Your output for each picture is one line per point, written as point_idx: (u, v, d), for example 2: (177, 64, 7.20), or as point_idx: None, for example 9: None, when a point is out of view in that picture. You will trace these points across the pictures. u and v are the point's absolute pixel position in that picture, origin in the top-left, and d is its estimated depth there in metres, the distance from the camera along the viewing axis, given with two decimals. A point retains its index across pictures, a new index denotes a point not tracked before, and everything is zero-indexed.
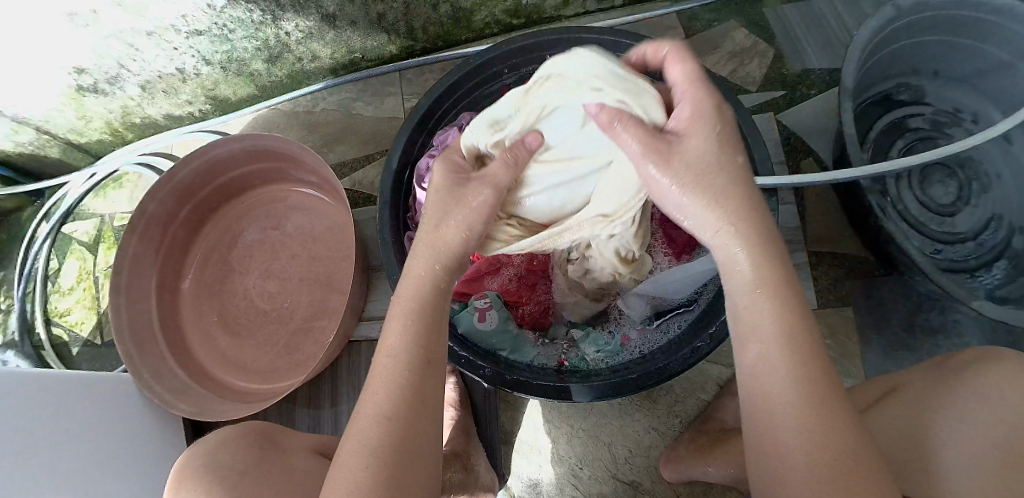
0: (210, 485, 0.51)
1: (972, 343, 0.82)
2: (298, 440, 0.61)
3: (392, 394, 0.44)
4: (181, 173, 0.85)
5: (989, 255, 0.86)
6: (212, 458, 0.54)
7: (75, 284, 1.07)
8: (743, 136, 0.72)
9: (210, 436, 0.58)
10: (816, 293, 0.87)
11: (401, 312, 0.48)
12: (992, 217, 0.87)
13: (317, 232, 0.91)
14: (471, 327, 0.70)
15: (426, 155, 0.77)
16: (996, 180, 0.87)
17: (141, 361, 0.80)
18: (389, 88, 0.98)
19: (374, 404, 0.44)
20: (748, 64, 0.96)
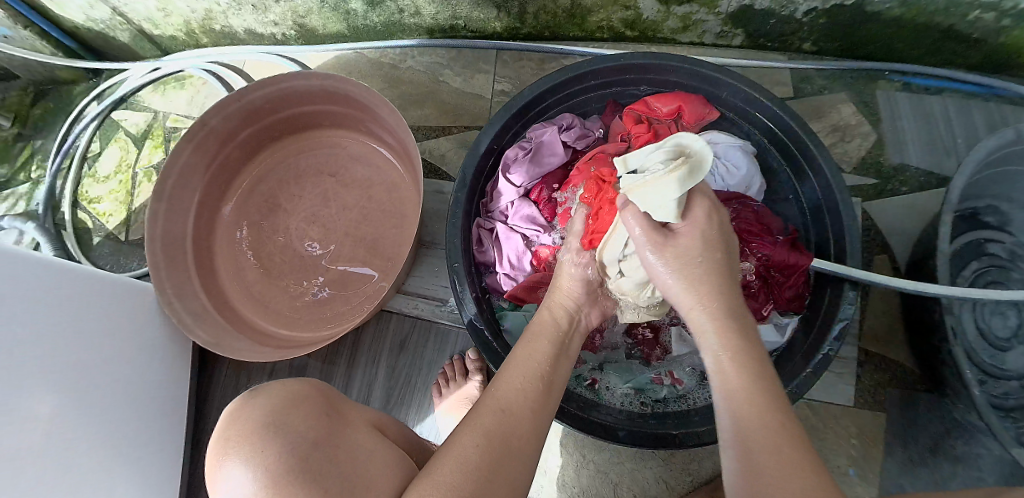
0: (276, 453, 0.41)
1: (993, 482, 0.78)
2: (362, 410, 0.54)
3: (511, 392, 0.46)
4: (250, 95, 0.82)
5: None
6: (280, 415, 0.43)
7: (113, 174, 1.03)
8: (839, 228, 0.70)
9: (277, 386, 0.47)
10: (854, 392, 0.84)
11: (541, 336, 0.54)
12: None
13: (373, 190, 0.88)
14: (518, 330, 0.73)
15: (518, 147, 0.75)
16: None
17: (167, 275, 0.77)
18: (481, 64, 0.94)
19: (495, 394, 0.46)
20: (848, 142, 0.93)
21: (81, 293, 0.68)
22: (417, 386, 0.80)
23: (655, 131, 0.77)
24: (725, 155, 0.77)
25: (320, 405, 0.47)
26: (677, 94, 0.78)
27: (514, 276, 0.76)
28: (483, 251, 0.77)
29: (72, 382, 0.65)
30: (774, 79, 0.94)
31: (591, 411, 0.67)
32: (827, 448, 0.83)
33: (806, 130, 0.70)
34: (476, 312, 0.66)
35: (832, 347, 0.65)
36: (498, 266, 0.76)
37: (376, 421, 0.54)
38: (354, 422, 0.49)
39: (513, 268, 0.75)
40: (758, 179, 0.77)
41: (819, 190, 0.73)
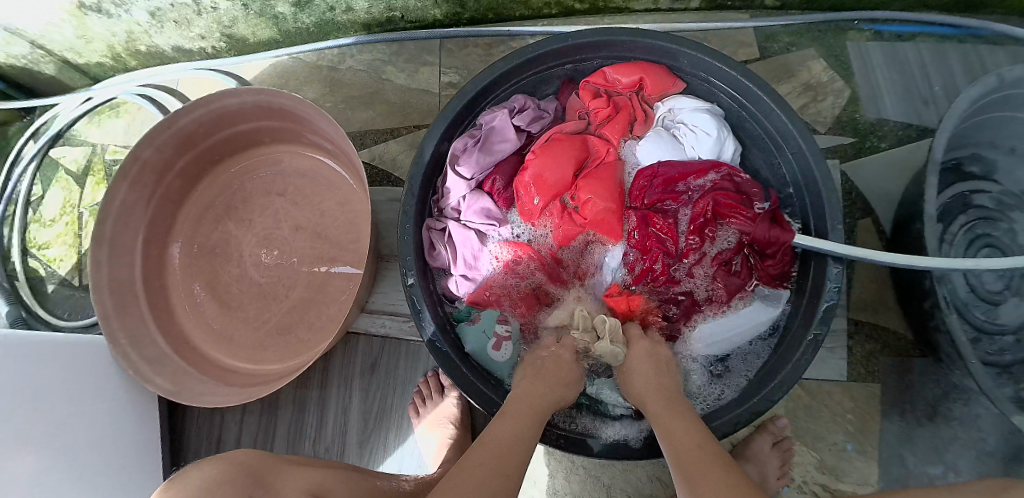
0: None
1: (993, 440, 0.76)
2: (299, 478, 0.51)
3: (493, 442, 0.47)
4: (180, 120, 0.76)
5: None
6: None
7: (59, 216, 0.98)
8: (816, 197, 0.66)
9: (194, 471, 0.45)
10: (847, 364, 0.81)
11: (525, 392, 0.55)
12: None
13: (326, 207, 0.83)
14: (481, 349, 0.67)
15: (466, 137, 0.70)
16: None
17: (119, 323, 0.73)
18: (424, 56, 0.88)
19: (482, 445, 0.47)
20: (821, 102, 0.87)
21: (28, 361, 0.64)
22: (393, 408, 0.77)
23: (617, 105, 0.76)
24: (689, 121, 0.71)
25: (241, 487, 0.45)
26: (636, 66, 0.73)
27: (471, 276, 0.71)
28: (434, 255, 0.72)
29: (38, 450, 0.62)
30: (737, 40, 0.89)
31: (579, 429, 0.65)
32: (823, 422, 0.81)
33: (774, 96, 0.65)
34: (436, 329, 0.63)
35: (820, 332, 0.61)
36: (454, 268, 0.72)
37: (316, 489, 0.50)
38: (287, 492, 0.48)
39: (472, 268, 0.71)
40: (729, 142, 0.71)
41: (791, 158, 0.68)
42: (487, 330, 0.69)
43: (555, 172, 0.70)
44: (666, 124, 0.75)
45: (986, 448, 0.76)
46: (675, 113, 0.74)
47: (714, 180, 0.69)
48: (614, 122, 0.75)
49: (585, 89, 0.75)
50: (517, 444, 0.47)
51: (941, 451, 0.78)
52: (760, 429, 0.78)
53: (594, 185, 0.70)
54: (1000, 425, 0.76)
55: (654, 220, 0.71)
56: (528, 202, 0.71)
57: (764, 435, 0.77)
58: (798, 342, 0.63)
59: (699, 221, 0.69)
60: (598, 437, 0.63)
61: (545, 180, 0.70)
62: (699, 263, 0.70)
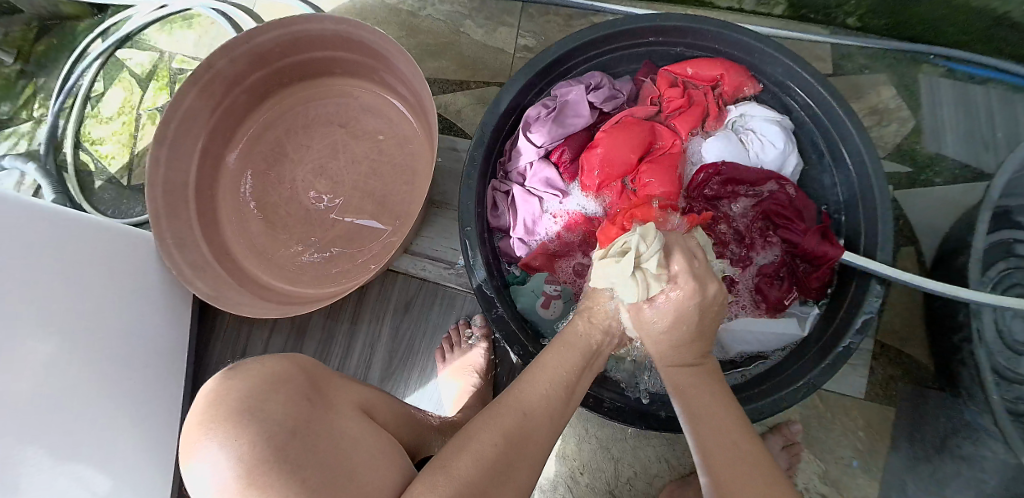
0: (248, 439, 0.38)
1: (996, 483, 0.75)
2: (346, 388, 0.51)
3: (537, 392, 0.46)
4: (257, 39, 0.78)
5: None
6: (259, 400, 0.40)
7: (116, 115, 1.00)
8: (871, 215, 0.67)
9: (259, 363, 0.44)
10: (865, 386, 0.82)
11: (567, 342, 0.53)
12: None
13: (384, 146, 0.84)
14: (529, 306, 0.71)
15: (539, 105, 0.72)
16: None
17: (167, 223, 0.75)
18: (504, 16, 0.89)
19: (523, 391, 0.46)
20: (885, 127, 0.88)
21: (66, 243, 0.64)
22: (420, 350, 0.78)
23: (690, 99, 0.76)
24: (760, 131, 0.73)
25: (301, 389, 0.44)
26: (717, 63, 0.74)
27: (527, 241, 0.73)
28: (496, 215, 0.73)
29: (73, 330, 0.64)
30: (813, 53, 0.89)
31: (609, 392, 0.66)
32: (832, 437, 0.82)
33: (845, 105, 0.66)
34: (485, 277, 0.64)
35: (853, 341, 0.62)
36: (512, 231, 0.73)
37: (363, 404, 0.50)
38: (337, 404, 0.46)
39: (528, 233, 0.72)
40: (793, 156, 0.73)
41: (853, 174, 0.69)
42: (536, 290, 0.71)
43: (619, 153, 0.71)
44: (735, 129, 0.76)
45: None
46: (747, 120, 0.75)
47: (774, 189, 0.71)
48: (685, 115, 0.75)
49: (662, 79, 0.77)
50: (557, 396, 0.47)
51: (942, 487, 0.78)
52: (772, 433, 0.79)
53: (656, 171, 0.71)
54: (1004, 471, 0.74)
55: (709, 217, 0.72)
56: (590, 177, 0.71)
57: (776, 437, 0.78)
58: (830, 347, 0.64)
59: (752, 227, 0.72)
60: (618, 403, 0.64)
61: (607, 158, 0.71)
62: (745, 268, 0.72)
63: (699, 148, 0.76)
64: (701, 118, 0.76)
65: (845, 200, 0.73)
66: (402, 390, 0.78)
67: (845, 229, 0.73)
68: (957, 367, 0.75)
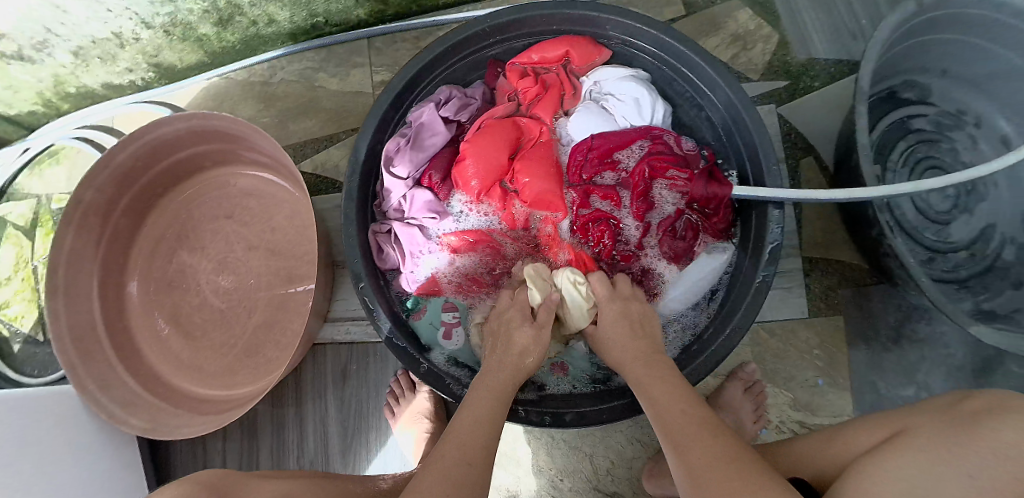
0: None
1: (961, 354, 0.78)
2: (259, 489, 0.50)
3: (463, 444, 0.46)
4: (117, 156, 0.75)
5: (980, 266, 0.84)
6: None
7: (11, 274, 0.94)
8: (751, 146, 0.66)
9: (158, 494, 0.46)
10: (807, 301, 0.82)
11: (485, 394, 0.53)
12: (986, 227, 0.85)
13: (276, 223, 0.83)
14: (432, 340, 0.68)
15: (397, 136, 0.70)
16: (994, 188, 0.84)
17: (84, 370, 0.73)
18: (355, 58, 0.91)
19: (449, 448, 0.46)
20: (751, 49, 0.87)
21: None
22: (371, 411, 0.77)
23: (544, 83, 0.76)
24: (616, 89, 0.73)
25: None
26: (561, 41, 0.73)
27: (420, 272, 0.72)
28: (383, 256, 0.71)
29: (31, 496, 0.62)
30: None
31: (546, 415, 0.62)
32: (790, 362, 0.82)
33: (691, 45, 0.66)
34: (391, 324, 0.63)
35: (766, 275, 0.62)
36: (404, 267, 0.72)
37: (283, 494, 0.51)
38: None
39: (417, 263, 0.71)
40: (654, 101, 0.72)
41: (724, 109, 0.69)
42: (434, 322, 0.69)
43: (487, 159, 0.70)
44: (594, 97, 0.76)
45: (955, 364, 0.78)
46: (601, 83, 0.75)
47: (648, 145, 0.71)
48: (543, 100, 0.75)
49: (511, 71, 0.76)
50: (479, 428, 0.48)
51: (912, 372, 0.79)
52: (731, 378, 0.79)
53: (528, 165, 0.70)
54: (965, 340, 0.78)
55: (593, 195, 0.72)
56: (466, 190, 0.71)
57: (735, 382, 0.79)
58: (749, 288, 0.64)
59: (637, 186, 0.71)
60: (566, 406, 0.64)
61: (478, 168, 0.70)
62: (642, 230, 0.72)
63: (563, 128, 0.76)
64: (559, 101, 0.76)
65: (721, 134, 0.72)
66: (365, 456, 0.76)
67: (731, 162, 0.72)
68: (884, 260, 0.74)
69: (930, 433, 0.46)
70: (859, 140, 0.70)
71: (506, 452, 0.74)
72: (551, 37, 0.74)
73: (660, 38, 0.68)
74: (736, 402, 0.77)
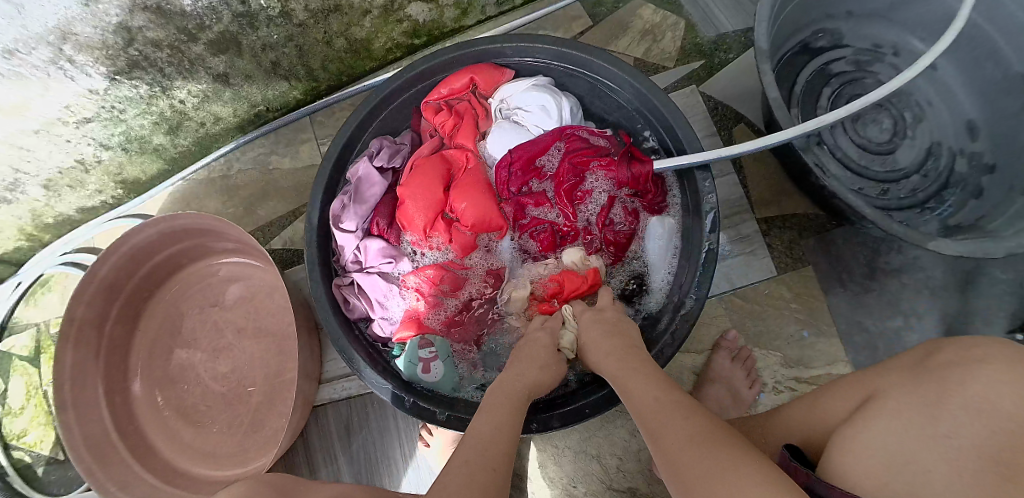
0: None
1: (939, 274, 0.80)
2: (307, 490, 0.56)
3: None
4: (100, 272, 0.79)
5: (935, 184, 0.87)
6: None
7: (25, 402, 1.00)
8: (664, 122, 0.71)
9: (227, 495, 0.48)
10: (773, 259, 0.84)
11: None
12: (931, 147, 0.89)
13: (258, 302, 0.88)
14: (412, 374, 0.69)
15: (340, 195, 0.74)
16: (929, 108, 0.90)
17: (104, 475, 0.76)
18: (302, 136, 0.97)
19: None
20: (661, 39, 0.92)
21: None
22: (381, 459, 0.80)
23: (460, 113, 0.81)
24: (522, 102, 0.77)
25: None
26: (462, 71, 0.78)
27: (390, 316, 0.75)
28: (349, 307, 0.74)
29: None
30: (568, 15, 0.93)
31: (536, 413, 0.65)
32: (771, 322, 0.83)
33: (592, 51, 0.72)
34: (372, 368, 0.66)
35: (712, 240, 0.66)
36: (372, 313, 0.74)
37: (341, 492, 0.55)
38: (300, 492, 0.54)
39: (386, 309, 0.75)
40: (564, 103, 0.76)
41: (632, 100, 0.74)
42: (412, 358, 0.70)
43: (420, 194, 0.74)
44: (504, 114, 0.80)
45: (936, 284, 0.80)
46: (508, 100, 0.79)
47: (567, 142, 0.75)
48: (462, 128, 0.80)
49: (428, 108, 0.80)
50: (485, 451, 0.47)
51: (896, 303, 0.81)
52: (715, 351, 0.80)
53: (464, 189, 0.74)
54: (940, 259, 0.80)
55: (528, 204, 0.76)
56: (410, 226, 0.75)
57: (721, 353, 0.79)
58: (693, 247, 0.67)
59: (569, 182, 0.75)
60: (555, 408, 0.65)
61: (416, 207, 0.74)
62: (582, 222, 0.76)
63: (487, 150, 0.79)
64: (475, 124, 0.81)
65: (631, 117, 0.77)
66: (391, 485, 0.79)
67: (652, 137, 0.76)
68: (826, 198, 0.76)
69: (899, 389, 0.47)
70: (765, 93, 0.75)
71: (516, 470, 0.77)
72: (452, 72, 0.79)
73: (549, 53, 0.75)
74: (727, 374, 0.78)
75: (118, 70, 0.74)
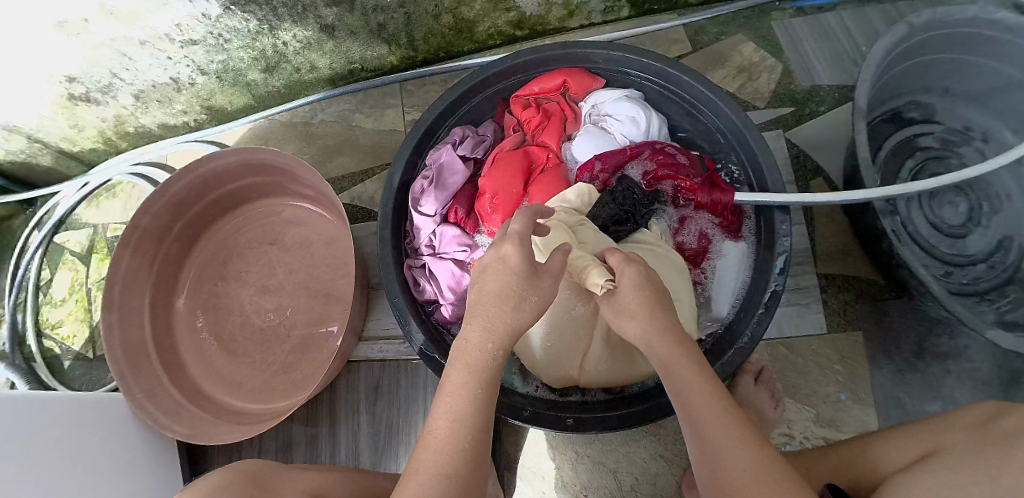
0: None
1: (986, 368, 0.79)
2: (293, 482, 0.57)
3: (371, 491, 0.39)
4: (173, 187, 0.82)
5: (1000, 278, 0.85)
6: None
7: (67, 295, 1.04)
8: (750, 153, 0.72)
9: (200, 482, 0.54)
10: (825, 317, 0.83)
11: None
12: (1003, 239, 0.87)
13: (315, 249, 0.89)
14: None
15: (420, 176, 0.77)
16: (1007, 200, 0.88)
17: (135, 382, 0.77)
18: (388, 99, 0.99)
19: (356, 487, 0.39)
20: (756, 80, 0.92)
21: (58, 416, 0.67)
22: (401, 426, 0.80)
23: (547, 111, 0.83)
24: (613, 110, 0.79)
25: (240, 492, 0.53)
26: (557, 72, 0.81)
27: (454, 301, 0.77)
28: (419, 289, 0.77)
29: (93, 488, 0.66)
30: (669, 38, 0.95)
31: (566, 419, 0.64)
32: (811, 378, 0.82)
33: (683, 69, 0.73)
34: (415, 320, 0.68)
35: (778, 283, 0.65)
36: (440, 298, 0.77)
37: (313, 488, 0.58)
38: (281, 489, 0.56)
39: (453, 295, 0.77)
40: (655, 118, 0.79)
41: (725, 127, 0.74)
42: None
43: (503, 186, 0.77)
44: (593, 119, 0.82)
45: (982, 377, 0.78)
46: (599, 106, 0.81)
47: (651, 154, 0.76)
48: (547, 128, 0.82)
49: (516, 106, 0.83)
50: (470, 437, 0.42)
51: (935, 387, 0.79)
52: (742, 375, 0.77)
53: (543, 190, 0.77)
54: (989, 353, 0.79)
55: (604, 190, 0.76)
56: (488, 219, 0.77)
57: (744, 377, 0.77)
58: (760, 281, 0.67)
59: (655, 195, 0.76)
60: (585, 413, 0.65)
61: (499, 200, 0.77)
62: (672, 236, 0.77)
63: (570, 153, 0.82)
64: (562, 126, 0.83)
65: (712, 141, 0.79)
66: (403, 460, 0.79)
67: (737, 171, 0.76)
68: (891, 268, 0.77)
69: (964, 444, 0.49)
70: (856, 150, 0.75)
71: (532, 465, 0.77)
72: (547, 71, 0.81)
73: (637, 73, 0.78)
74: (751, 396, 0.76)
75: (234, 1, 0.74)
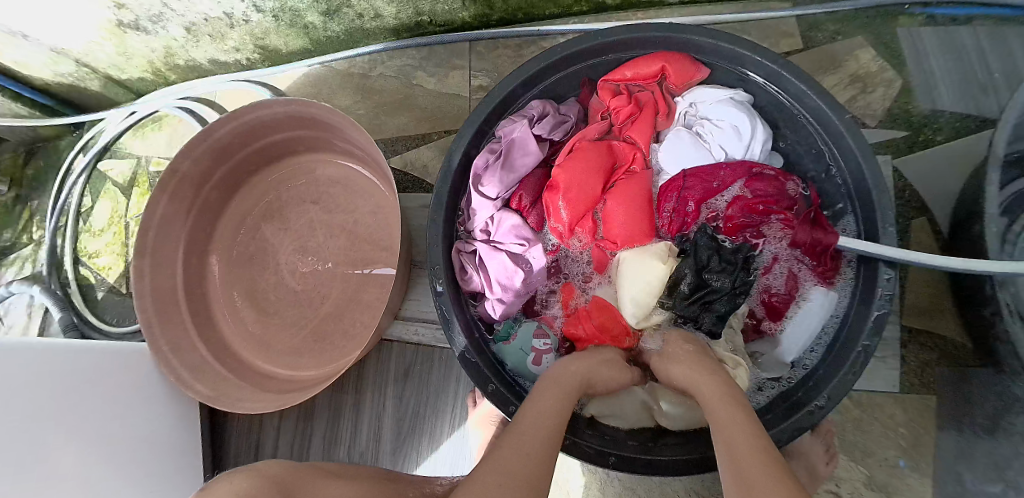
0: None
1: None
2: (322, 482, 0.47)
3: None
4: (217, 132, 0.77)
5: None
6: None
7: (106, 225, 1.02)
8: (863, 185, 0.62)
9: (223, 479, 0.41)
10: (901, 376, 0.73)
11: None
12: None
13: (358, 216, 0.84)
14: (521, 364, 0.67)
15: (483, 155, 0.69)
16: None
17: (161, 333, 0.74)
18: (454, 59, 0.91)
19: None
20: (869, 93, 0.81)
21: (75, 364, 0.64)
22: (427, 417, 0.76)
23: (638, 101, 0.76)
24: (713, 114, 0.71)
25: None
26: (656, 56, 0.71)
27: (505, 297, 0.71)
28: (465, 277, 0.71)
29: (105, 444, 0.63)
30: (777, 30, 0.83)
31: (608, 455, 0.59)
32: (878, 433, 0.74)
33: (802, 77, 0.63)
34: (457, 321, 0.63)
35: (868, 343, 0.58)
36: (488, 292, 0.71)
37: None
38: None
39: (503, 290, 0.71)
40: (761, 127, 0.69)
41: (836, 148, 0.64)
42: (525, 346, 0.67)
43: (581, 181, 0.70)
44: (688, 120, 0.75)
45: None
46: (698, 106, 0.74)
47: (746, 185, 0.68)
48: (638, 120, 0.75)
49: (604, 89, 0.75)
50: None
51: None
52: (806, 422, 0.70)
53: (622, 191, 0.70)
54: None
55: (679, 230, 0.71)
56: (555, 214, 0.71)
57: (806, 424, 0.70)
58: (845, 344, 0.60)
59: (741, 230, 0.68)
60: (629, 449, 0.60)
61: (571, 194, 0.70)
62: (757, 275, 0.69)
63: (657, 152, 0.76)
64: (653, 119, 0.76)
65: (819, 163, 0.70)
66: (425, 451, 0.76)
67: (841, 198, 0.67)
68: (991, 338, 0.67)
69: None
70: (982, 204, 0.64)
71: (558, 478, 0.73)
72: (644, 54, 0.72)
73: (748, 72, 0.68)
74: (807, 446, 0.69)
75: None
